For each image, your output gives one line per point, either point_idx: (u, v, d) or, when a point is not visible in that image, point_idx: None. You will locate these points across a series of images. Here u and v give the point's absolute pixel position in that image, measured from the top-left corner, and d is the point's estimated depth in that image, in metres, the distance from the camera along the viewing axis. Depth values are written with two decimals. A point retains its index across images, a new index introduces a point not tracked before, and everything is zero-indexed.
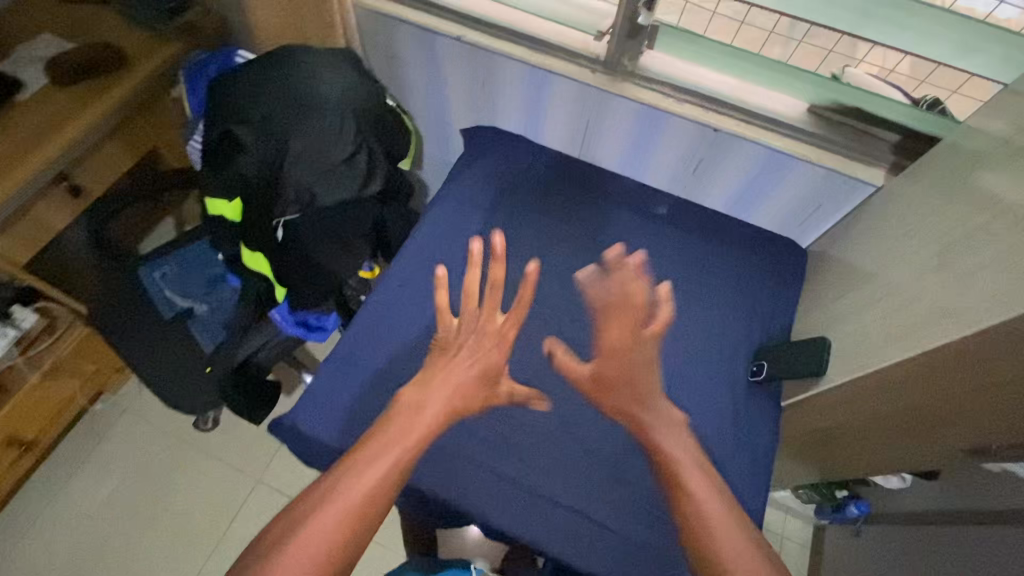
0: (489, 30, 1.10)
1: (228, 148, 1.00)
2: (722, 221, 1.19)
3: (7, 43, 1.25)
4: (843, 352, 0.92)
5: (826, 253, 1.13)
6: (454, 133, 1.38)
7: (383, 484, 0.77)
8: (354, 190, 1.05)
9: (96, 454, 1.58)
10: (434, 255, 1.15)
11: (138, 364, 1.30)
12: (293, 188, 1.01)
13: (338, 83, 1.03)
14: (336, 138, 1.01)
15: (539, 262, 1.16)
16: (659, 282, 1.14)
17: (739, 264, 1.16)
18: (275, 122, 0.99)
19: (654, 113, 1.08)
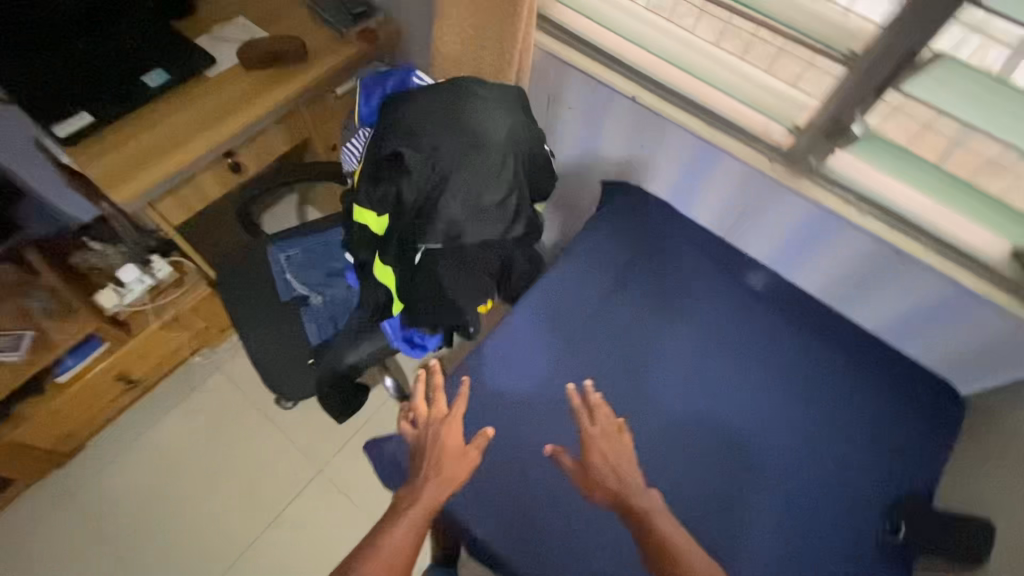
0: (668, 96, 1.06)
1: (392, 170, 1.00)
2: (869, 343, 1.10)
3: (208, 19, 1.36)
4: None
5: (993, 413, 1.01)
6: (593, 181, 1.34)
7: (403, 544, 0.85)
8: (500, 233, 1.03)
9: (184, 403, 1.68)
10: (556, 312, 1.12)
11: (248, 337, 1.36)
12: (445, 220, 0.99)
13: (507, 127, 1.02)
14: (496, 180, 1.00)
15: (662, 341, 1.10)
16: (785, 395, 1.06)
17: (875, 399, 1.07)
18: (442, 153, 0.98)
19: (829, 218, 1.00)
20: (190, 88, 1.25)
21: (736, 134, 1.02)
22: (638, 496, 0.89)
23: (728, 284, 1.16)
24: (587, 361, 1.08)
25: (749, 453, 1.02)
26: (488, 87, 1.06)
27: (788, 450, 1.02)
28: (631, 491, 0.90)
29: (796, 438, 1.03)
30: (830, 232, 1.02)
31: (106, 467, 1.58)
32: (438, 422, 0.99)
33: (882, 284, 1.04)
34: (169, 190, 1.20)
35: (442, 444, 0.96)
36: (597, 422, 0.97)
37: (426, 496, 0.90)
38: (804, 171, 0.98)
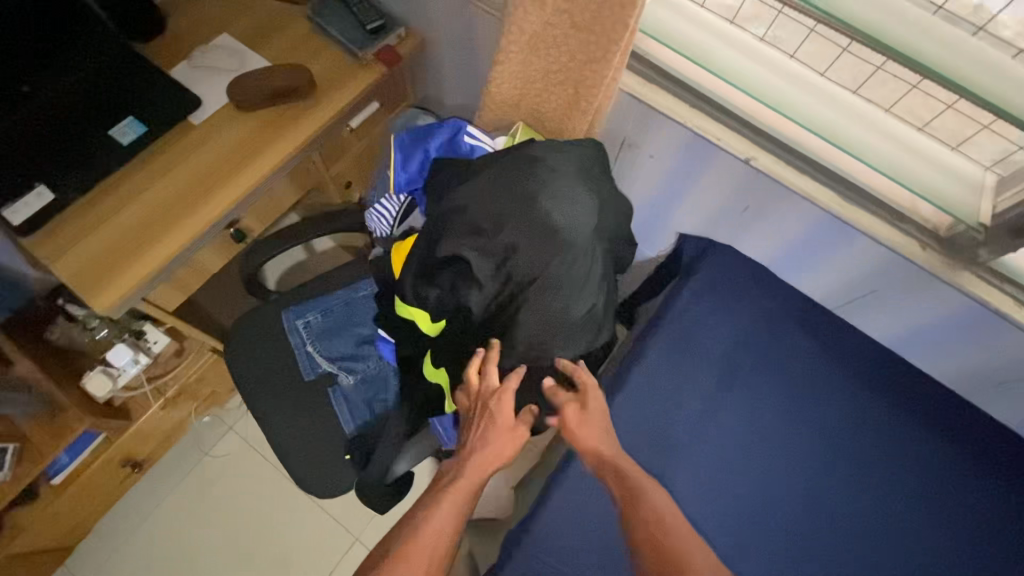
0: (790, 159, 0.84)
1: (455, 278, 0.82)
2: (1004, 442, 0.96)
3: (184, 41, 1.08)
4: None
5: None
6: (668, 235, 1.13)
7: (441, 538, 0.76)
8: (585, 347, 0.88)
9: (197, 469, 1.51)
10: (641, 421, 0.96)
11: (268, 425, 1.17)
12: (521, 340, 0.86)
13: (596, 218, 0.80)
14: (584, 293, 0.82)
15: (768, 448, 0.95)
16: (913, 509, 0.92)
17: (1010, 510, 0.93)
18: (519, 264, 0.80)
19: (988, 315, 0.83)
20: (173, 141, 1.00)
21: (876, 211, 0.82)
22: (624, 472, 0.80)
23: (831, 372, 1.00)
24: (686, 485, 0.92)
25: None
26: (565, 152, 0.82)
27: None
28: (616, 463, 0.82)
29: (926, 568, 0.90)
30: (979, 327, 0.85)
31: (120, 551, 1.43)
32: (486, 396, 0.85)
33: None
34: (165, 276, 0.99)
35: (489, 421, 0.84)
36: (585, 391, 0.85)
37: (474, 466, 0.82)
38: (965, 262, 0.80)
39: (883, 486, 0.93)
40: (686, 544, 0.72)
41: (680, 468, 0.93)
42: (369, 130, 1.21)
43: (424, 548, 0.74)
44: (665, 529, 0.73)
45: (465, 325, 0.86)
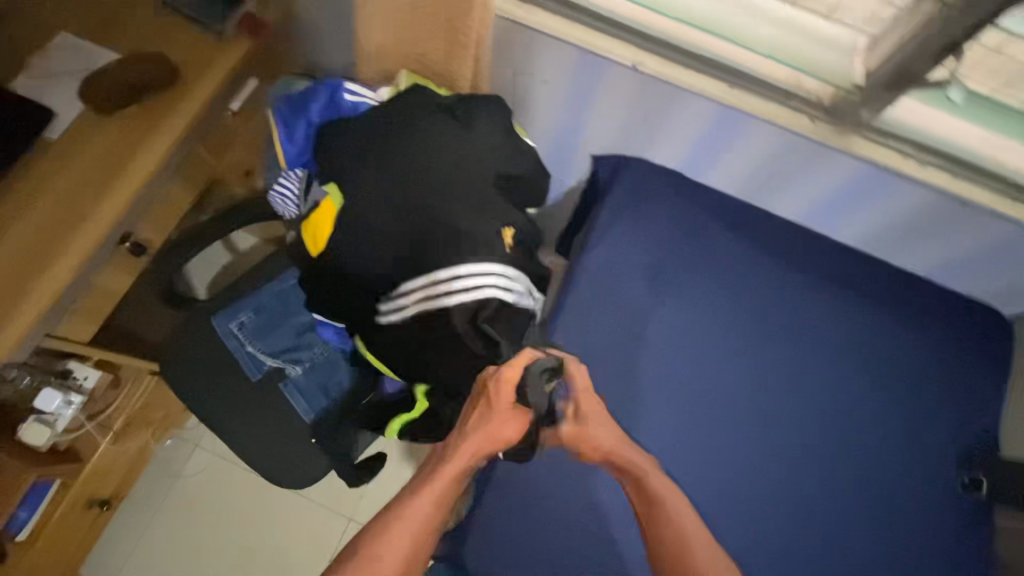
0: (676, 57, 0.83)
1: (373, 224, 0.83)
2: (917, 290, 1.03)
3: (18, 48, 0.97)
4: None
5: None
6: (582, 159, 1.13)
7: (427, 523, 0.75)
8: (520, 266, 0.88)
9: (174, 492, 1.49)
10: (587, 346, 0.98)
11: (229, 432, 1.15)
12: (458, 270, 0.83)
13: (493, 137, 0.85)
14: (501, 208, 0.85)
15: (709, 342, 1.00)
16: (844, 367, 0.99)
17: (930, 350, 1.00)
18: (433, 191, 0.82)
19: (882, 174, 0.87)
20: (35, 163, 0.91)
21: (766, 94, 0.83)
22: (644, 480, 0.81)
23: (758, 260, 1.03)
24: (640, 395, 0.96)
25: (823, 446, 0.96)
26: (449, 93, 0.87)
27: (859, 430, 0.97)
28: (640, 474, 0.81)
29: (863, 418, 0.97)
30: (877, 187, 0.90)
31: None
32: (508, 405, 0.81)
33: (937, 232, 0.94)
34: (68, 308, 0.93)
35: (502, 422, 0.80)
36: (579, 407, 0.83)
37: (476, 455, 0.80)
38: (853, 125, 0.82)
39: (816, 354, 1.00)
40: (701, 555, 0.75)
41: (632, 382, 0.96)
42: (255, 110, 1.14)
43: (415, 525, 0.74)
44: (682, 541, 0.76)
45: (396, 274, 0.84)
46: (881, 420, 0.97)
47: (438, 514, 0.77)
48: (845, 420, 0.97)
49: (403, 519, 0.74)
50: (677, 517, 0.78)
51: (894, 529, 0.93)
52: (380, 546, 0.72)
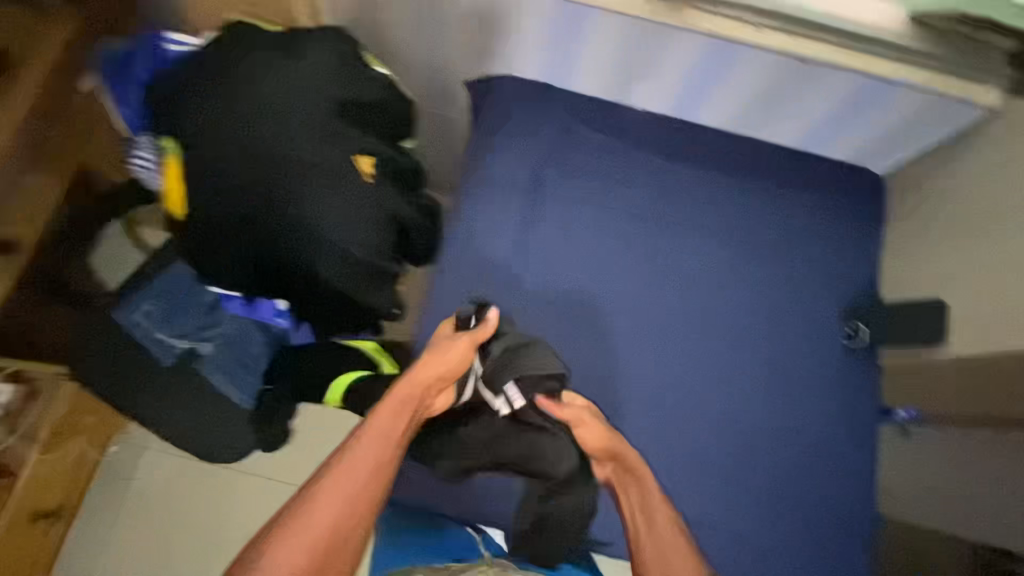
0: None
1: (213, 174, 0.83)
2: (785, 166, 1.07)
3: None
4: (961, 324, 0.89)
5: (915, 191, 1.01)
6: (451, 89, 1.09)
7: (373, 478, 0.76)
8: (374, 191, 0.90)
9: (130, 495, 1.49)
10: (475, 270, 1.00)
11: (150, 420, 1.14)
12: (309, 203, 0.85)
13: (319, 68, 0.86)
14: (341, 136, 0.87)
15: (593, 247, 1.01)
16: (722, 249, 1.04)
17: (806, 222, 1.05)
18: (267, 131, 0.83)
19: (725, 45, 0.87)
20: None
21: None
22: (640, 488, 0.88)
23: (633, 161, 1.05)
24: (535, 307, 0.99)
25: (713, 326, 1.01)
26: (268, 33, 0.87)
27: (745, 305, 1.02)
28: (637, 479, 0.89)
29: (746, 295, 1.03)
30: (727, 60, 0.90)
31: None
32: (445, 342, 0.90)
33: (795, 98, 0.95)
34: None
35: (438, 357, 0.88)
36: (583, 424, 0.91)
37: (407, 402, 0.84)
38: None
39: (695, 242, 1.04)
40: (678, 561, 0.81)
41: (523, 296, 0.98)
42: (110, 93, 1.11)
43: (354, 485, 0.74)
44: (665, 546, 0.82)
45: (249, 220, 0.85)
46: (762, 295, 1.03)
47: (376, 473, 0.76)
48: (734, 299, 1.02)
49: (337, 474, 0.75)
50: (664, 531, 0.84)
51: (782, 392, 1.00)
52: (312, 505, 0.72)
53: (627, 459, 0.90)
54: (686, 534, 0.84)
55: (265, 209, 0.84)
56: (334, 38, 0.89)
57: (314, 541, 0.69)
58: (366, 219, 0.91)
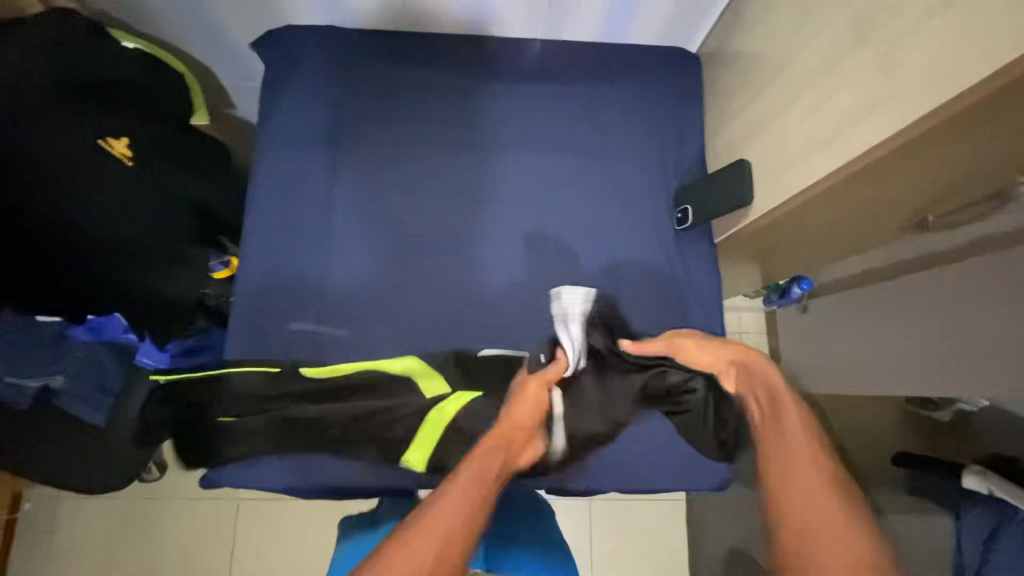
0: None
1: None
2: (601, 56, 1.01)
3: None
4: (771, 171, 0.77)
5: (789, 28, 0.75)
6: (239, 47, 1.03)
7: (468, 508, 0.58)
8: (144, 178, 0.85)
9: (53, 551, 1.41)
10: (295, 227, 0.92)
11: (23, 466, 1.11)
12: (73, 208, 0.77)
13: (35, 55, 0.77)
14: (87, 126, 0.79)
15: (410, 174, 0.95)
16: (549, 148, 0.98)
17: (625, 116, 0.99)
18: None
19: None
20: None
21: None
22: (777, 431, 0.68)
23: (434, 89, 0.99)
24: (342, 261, 0.91)
25: (556, 239, 0.95)
26: None
27: (580, 195, 0.96)
28: (775, 424, 0.69)
29: (585, 180, 0.97)
30: None
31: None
32: (524, 391, 0.78)
33: None
34: None
35: (516, 409, 0.75)
36: (704, 349, 0.83)
37: (497, 449, 0.68)
38: None
39: (518, 143, 0.98)
40: (827, 508, 0.57)
41: (328, 253, 0.91)
42: None
43: (437, 542, 0.54)
44: (804, 475, 0.61)
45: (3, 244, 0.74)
46: (602, 179, 0.97)
47: (474, 508, 0.59)
48: (562, 208, 0.96)
49: (430, 516, 0.57)
50: (791, 437, 0.67)
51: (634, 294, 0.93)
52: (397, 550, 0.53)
53: (756, 367, 0.77)
54: (834, 461, 0.64)
55: (16, 226, 0.74)
56: (67, 22, 0.82)
57: (426, 565, 0.52)
58: (145, 209, 0.85)
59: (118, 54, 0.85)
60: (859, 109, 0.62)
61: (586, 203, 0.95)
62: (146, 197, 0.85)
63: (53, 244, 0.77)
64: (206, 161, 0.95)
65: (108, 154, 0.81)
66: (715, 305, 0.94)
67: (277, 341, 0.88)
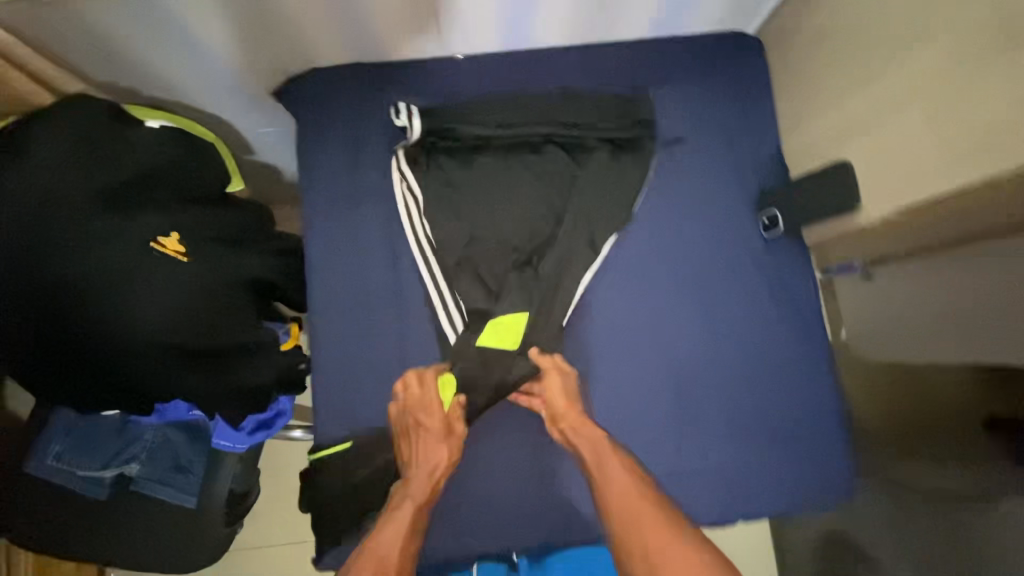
0: None
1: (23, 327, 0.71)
2: (653, 58, 0.92)
3: None
4: (880, 180, 0.71)
5: (898, 21, 0.66)
6: (269, 106, 0.95)
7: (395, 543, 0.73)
8: (202, 265, 0.78)
9: None
10: (364, 289, 0.89)
11: (123, 559, 1.07)
12: (138, 315, 0.73)
13: (67, 159, 0.72)
14: (134, 224, 0.73)
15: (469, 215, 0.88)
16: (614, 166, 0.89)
17: (691, 119, 0.91)
18: (51, 259, 0.69)
19: None
20: None
21: None
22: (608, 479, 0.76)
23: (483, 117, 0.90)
24: (424, 328, 0.88)
25: (637, 267, 0.89)
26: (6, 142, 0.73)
27: (652, 215, 0.90)
28: (600, 475, 0.77)
29: (656, 199, 0.90)
30: None
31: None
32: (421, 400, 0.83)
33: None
34: None
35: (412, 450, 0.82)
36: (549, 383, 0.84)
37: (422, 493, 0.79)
38: None
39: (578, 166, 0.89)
40: None
41: (409, 321, 0.89)
42: None
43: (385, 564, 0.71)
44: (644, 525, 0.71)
45: (87, 360, 0.74)
46: (673, 196, 0.90)
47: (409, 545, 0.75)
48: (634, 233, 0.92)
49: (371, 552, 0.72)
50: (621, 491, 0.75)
51: (728, 317, 0.88)
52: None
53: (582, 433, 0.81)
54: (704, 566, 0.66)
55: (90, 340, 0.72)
56: (67, 121, 0.74)
57: None
58: (213, 296, 0.79)
59: (151, 139, 0.80)
60: (991, 129, 0.57)
61: (664, 222, 0.89)
62: (209, 283, 0.79)
63: (130, 354, 0.74)
64: (248, 230, 0.86)
65: (160, 252, 0.75)
66: (812, 314, 0.88)
67: (366, 377, 0.88)
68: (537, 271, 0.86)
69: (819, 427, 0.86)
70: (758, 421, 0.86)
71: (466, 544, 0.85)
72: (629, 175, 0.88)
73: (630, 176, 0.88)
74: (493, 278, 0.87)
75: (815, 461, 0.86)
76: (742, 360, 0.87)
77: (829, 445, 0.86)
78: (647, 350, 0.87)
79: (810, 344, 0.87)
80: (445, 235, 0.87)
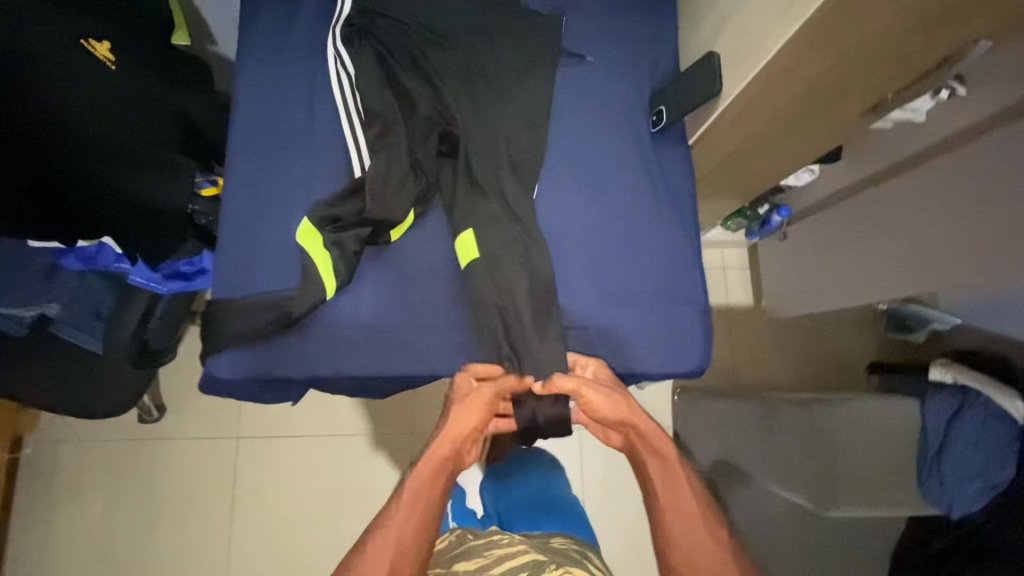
0: None
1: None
2: None
3: None
4: (756, 46, 0.78)
5: None
6: None
7: (407, 528, 0.78)
8: (135, 81, 0.89)
9: (60, 487, 1.45)
10: (284, 125, 0.92)
11: (34, 389, 1.08)
12: (75, 99, 0.80)
13: None
14: (77, 22, 0.82)
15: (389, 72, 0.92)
16: (530, 47, 0.95)
17: (603, 23, 0.99)
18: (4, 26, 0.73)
19: None
20: None
21: None
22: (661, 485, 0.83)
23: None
24: (335, 166, 0.90)
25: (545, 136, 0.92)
26: None
27: (561, 97, 0.95)
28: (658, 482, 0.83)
29: (566, 85, 0.96)
30: None
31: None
32: (462, 391, 0.89)
33: None
34: None
35: (458, 412, 0.88)
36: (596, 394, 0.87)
37: (436, 482, 0.83)
38: None
39: (497, 43, 0.94)
40: None
41: (320, 159, 0.91)
42: None
43: (394, 541, 0.77)
44: (692, 541, 0.77)
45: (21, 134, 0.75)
46: (582, 85, 0.96)
47: (419, 528, 0.78)
48: (557, 104, 0.95)
49: (382, 534, 0.77)
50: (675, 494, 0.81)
51: (618, 191, 0.93)
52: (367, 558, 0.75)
53: (652, 443, 0.86)
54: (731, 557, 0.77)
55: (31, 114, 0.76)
56: None
57: None
58: (139, 109, 0.90)
59: None
60: None
61: (572, 105, 0.95)
62: (139, 99, 0.90)
63: (65, 134, 0.79)
64: (177, 71, 0.98)
65: (97, 56, 0.84)
66: (690, 205, 0.96)
67: (271, 206, 0.89)
68: (452, 129, 0.90)
69: (688, 301, 0.92)
70: (638, 289, 0.90)
71: (348, 377, 0.86)
72: (541, 57, 0.94)
73: (544, 58, 0.95)
74: (405, 127, 0.89)
75: (688, 330, 0.91)
76: (630, 235, 0.92)
77: (698, 319, 0.92)
78: (545, 214, 0.91)
79: (690, 229, 0.95)
80: (361, 84, 0.90)
